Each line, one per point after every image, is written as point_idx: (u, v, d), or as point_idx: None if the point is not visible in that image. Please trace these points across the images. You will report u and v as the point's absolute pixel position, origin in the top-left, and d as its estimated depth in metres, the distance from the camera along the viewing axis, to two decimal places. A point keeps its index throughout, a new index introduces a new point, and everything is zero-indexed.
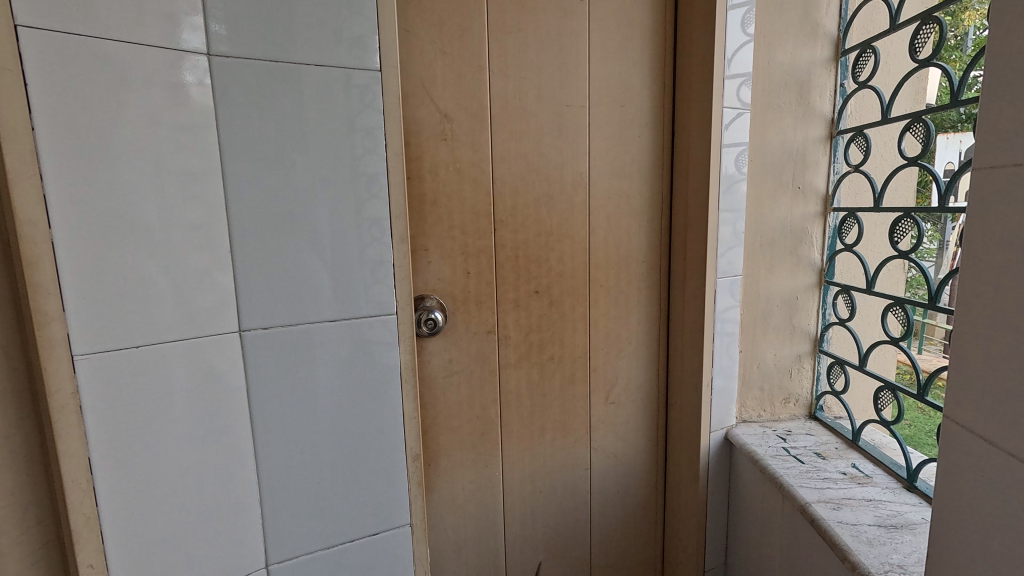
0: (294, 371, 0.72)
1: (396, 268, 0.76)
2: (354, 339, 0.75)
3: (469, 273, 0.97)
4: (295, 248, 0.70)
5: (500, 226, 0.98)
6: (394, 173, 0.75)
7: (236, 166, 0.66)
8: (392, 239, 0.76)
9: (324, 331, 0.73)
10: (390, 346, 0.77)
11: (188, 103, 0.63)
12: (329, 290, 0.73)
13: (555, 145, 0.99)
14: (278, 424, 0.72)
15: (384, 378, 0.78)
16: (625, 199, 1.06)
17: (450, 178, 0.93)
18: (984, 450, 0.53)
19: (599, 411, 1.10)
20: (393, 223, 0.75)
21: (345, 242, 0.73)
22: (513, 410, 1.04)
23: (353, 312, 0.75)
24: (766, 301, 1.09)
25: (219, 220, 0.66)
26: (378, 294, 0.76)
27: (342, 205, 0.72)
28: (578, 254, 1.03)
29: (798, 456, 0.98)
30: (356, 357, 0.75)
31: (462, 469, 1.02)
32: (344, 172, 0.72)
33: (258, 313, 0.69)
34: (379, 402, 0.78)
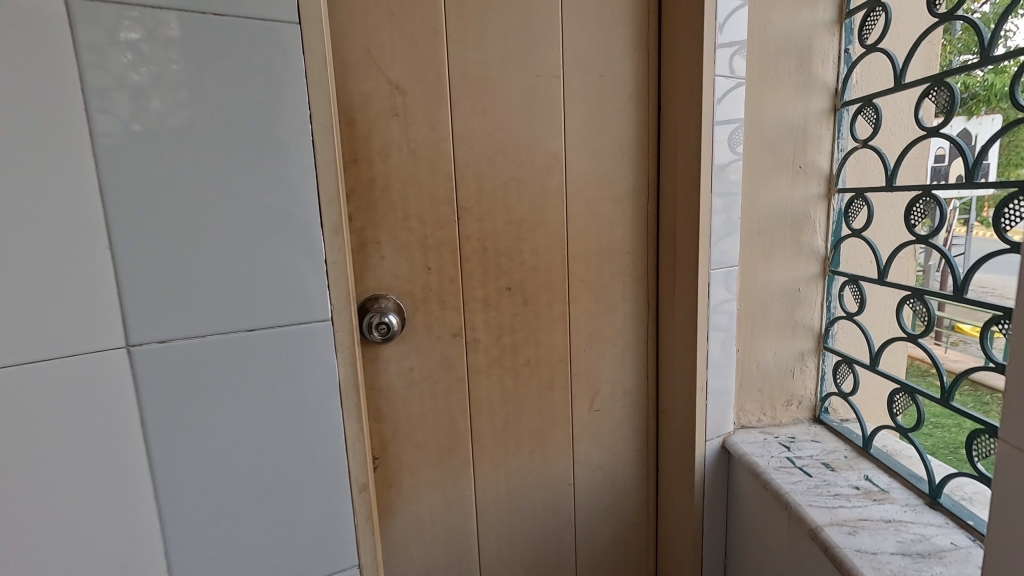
0: (203, 392, 0.60)
1: (330, 265, 0.64)
2: (278, 352, 0.63)
3: (430, 268, 0.85)
4: (196, 244, 0.57)
5: (464, 214, 0.85)
6: (325, 150, 0.62)
7: (113, 144, 0.54)
8: (323, 230, 0.63)
9: (238, 342, 0.61)
10: (327, 359, 0.65)
11: (45, 66, 0.50)
12: (244, 295, 0.60)
13: (526, 121, 0.87)
14: (184, 454, 0.60)
15: (320, 398, 0.65)
16: (607, 182, 0.93)
17: (404, 161, 0.81)
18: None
19: (581, 421, 0.98)
20: (324, 212, 0.63)
21: (263, 234, 0.60)
22: (483, 423, 0.92)
23: (278, 318, 0.62)
24: (764, 294, 0.99)
25: (95, 211, 0.54)
26: (306, 297, 0.63)
27: (257, 190, 0.59)
28: (555, 247, 0.91)
29: (804, 467, 0.87)
30: (291, 374, 0.63)
31: (427, 490, 0.91)
32: (258, 151, 0.59)
33: (153, 323, 0.57)
34: (314, 425, 0.66)
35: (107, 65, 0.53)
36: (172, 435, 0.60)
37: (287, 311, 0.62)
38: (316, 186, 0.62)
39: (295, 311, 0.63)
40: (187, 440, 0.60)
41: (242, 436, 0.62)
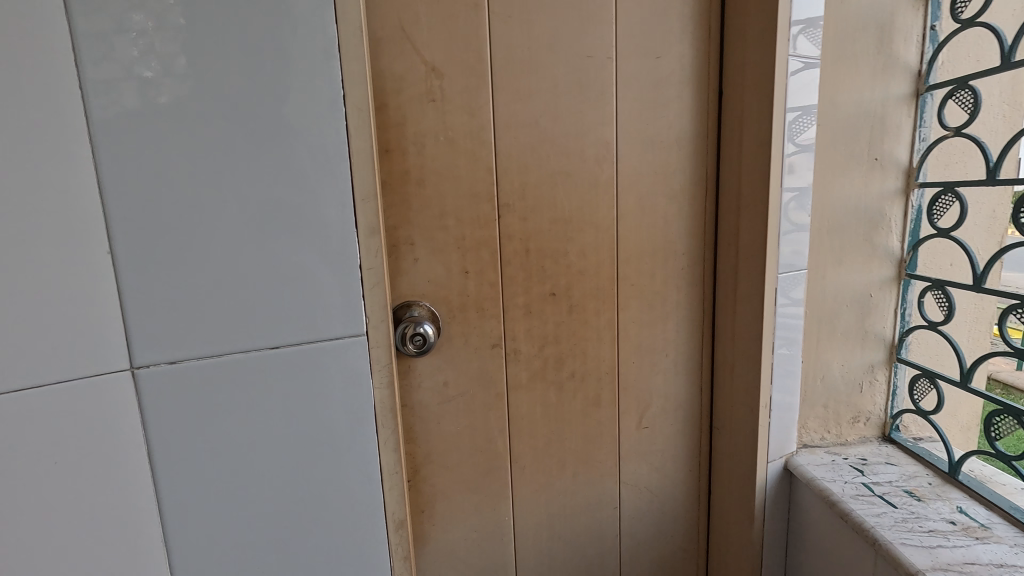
0: (218, 419, 0.53)
1: (364, 271, 0.55)
2: (303, 372, 0.55)
3: (468, 272, 0.76)
4: (210, 251, 0.50)
5: (506, 212, 0.77)
6: (359, 138, 0.53)
7: (111, 137, 0.46)
8: (357, 232, 0.54)
9: (257, 362, 0.53)
10: (360, 379, 0.57)
11: (35, 49, 0.44)
12: (265, 307, 0.52)
13: (575, 107, 0.78)
14: (197, 488, 0.53)
15: (352, 424, 0.57)
16: (661, 176, 0.84)
17: (441, 152, 0.72)
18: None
19: (629, 439, 0.90)
20: (358, 210, 0.54)
21: (287, 237, 0.52)
22: (523, 442, 0.84)
23: (304, 334, 0.54)
24: (832, 301, 0.89)
25: (94, 216, 0.47)
26: (336, 309, 0.55)
27: (278, 187, 0.51)
28: (604, 248, 0.83)
29: (885, 497, 0.78)
30: (318, 398, 0.55)
31: (463, 516, 0.83)
32: (282, 141, 0.50)
33: (161, 340, 0.50)
34: (346, 455, 0.57)
35: (104, 45, 0.45)
36: (184, 466, 0.52)
37: (314, 325, 0.54)
38: (349, 180, 0.53)
39: (324, 325, 0.54)
40: (201, 472, 0.53)
41: (263, 467, 0.55)
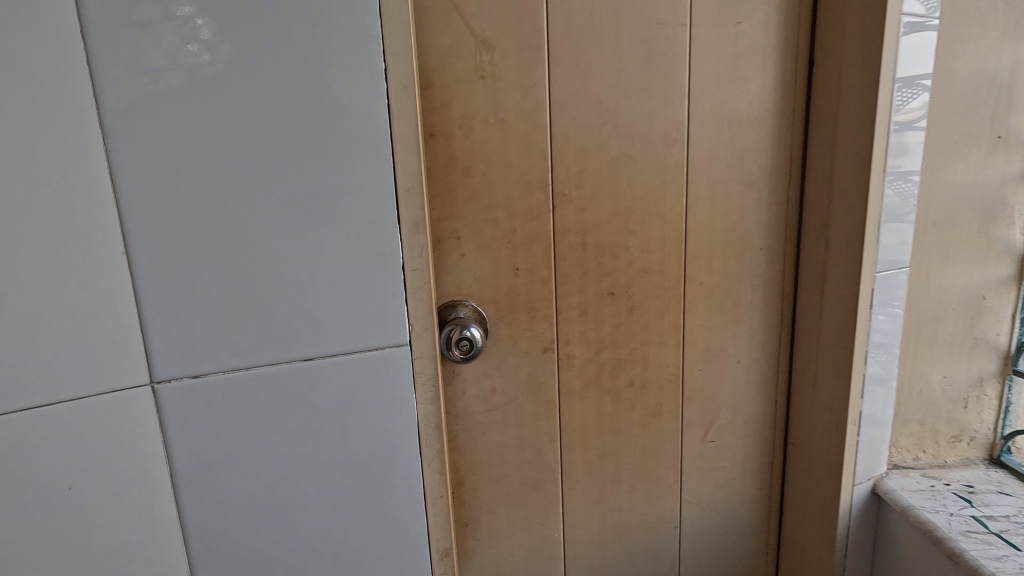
0: (246, 439, 0.48)
1: (407, 273, 0.48)
2: (338, 387, 0.49)
3: (518, 269, 0.69)
4: (235, 250, 0.44)
5: (561, 202, 0.69)
6: (401, 118, 0.46)
7: (126, 123, 0.41)
8: (399, 228, 0.48)
9: (286, 376, 0.47)
10: (402, 393, 0.50)
11: (44, 20, 0.39)
12: (295, 314, 0.47)
13: (642, 83, 0.68)
14: (226, 512, 0.48)
15: (393, 444, 0.51)
16: (738, 160, 0.74)
17: (490, 136, 0.65)
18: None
19: (692, 453, 0.81)
20: (399, 202, 0.47)
21: (318, 235, 0.46)
22: (576, 454, 0.77)
23: (338, 344, 0.48)
24: (936, 303, 0.77)
25: (107, 213, 0.42)
26: (375, 317, 0.48)
27: (312, 177, 0.45)
28: (670, 242, 0.74)
29: (1004, 535, 0.69)
30: (353, 416, 0.49)
31: (508, 530, 0.77)
32: (317, 125, 0.44)
33: (184, 350, 0.45)
34: (387, 478, 0.51)
35: (118, 14, 0.40)
36: (210, 489, 0.48)
37: (350, 334, 0.48)
38: (390, 167, 0.47)
39: (361, 335, 0.48)
40: (229, 495, 0.48)
41: (294, 491, 0.49)
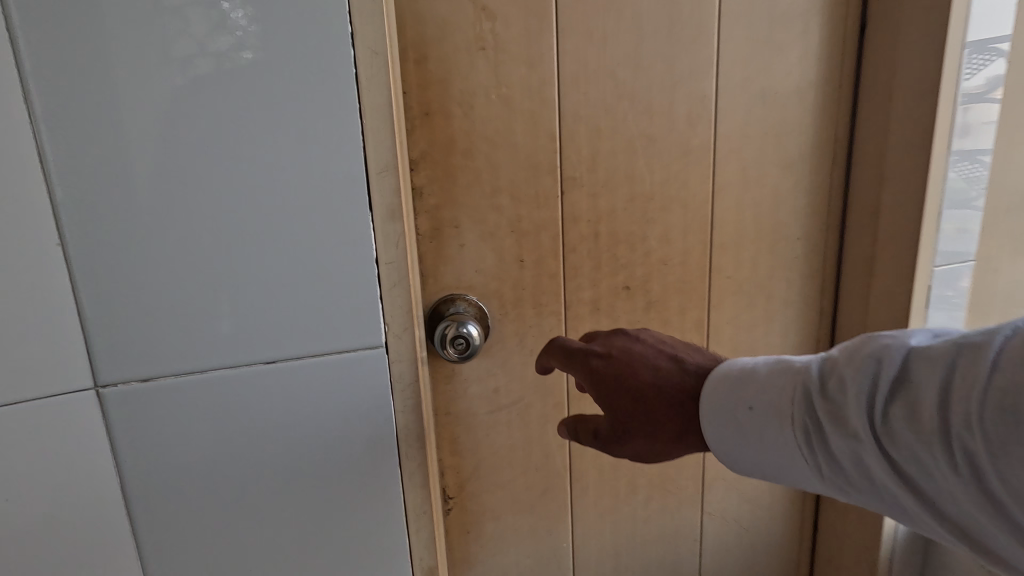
0: (208, 439, 0.48)
1: (381, 267, 0.48)
2: (301, 389, 0.49)
3: (524, 261, 0.63)
4: (183, 251, 0.44)
5: (572, 187, 0.62)
6: (374, 111, 0.45)
7: (61, 120, 0.41)
8: (371, 226, 0.47)
9: (246, 378, 0.48)
10: (379, 391, 0.50)
11: None
12: (250, 311, 0.46)
13: (664, 52, 0.61)
14: (196, 506, 0.49)
15: (370, 442, 0.51)
16: (774, 140, 0.66)
17: (493, 114, 0.59)
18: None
19: (715, 463, 0.74)
20: (372, 197, 0.46)
21: (269, 232, 0.45)
22: (586, 461, 0.71)
23: (298, 340, 0.48)
24: (1004, 303, 0.69)
25: (48, 211, 0.42)
26: (341, 317, 0.48)
27: (261, 178, 0.44)
28: (693, 233, 0.66)
29: None
30: (314, 412, 0.49)
31: (514, 538, 0.72)
32: (263, 125, 0.43)
33: (138, 346, 0.45)
34: (364, 473, 0.51)
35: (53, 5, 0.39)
36: (178, 485, 0.48)
37: (315, 336, 0.48)
38: (361, 163, 0.45)
39: (327, 338, 0.48)
40: (195, 488, 0.49)
41: (259, 483, 0.50)
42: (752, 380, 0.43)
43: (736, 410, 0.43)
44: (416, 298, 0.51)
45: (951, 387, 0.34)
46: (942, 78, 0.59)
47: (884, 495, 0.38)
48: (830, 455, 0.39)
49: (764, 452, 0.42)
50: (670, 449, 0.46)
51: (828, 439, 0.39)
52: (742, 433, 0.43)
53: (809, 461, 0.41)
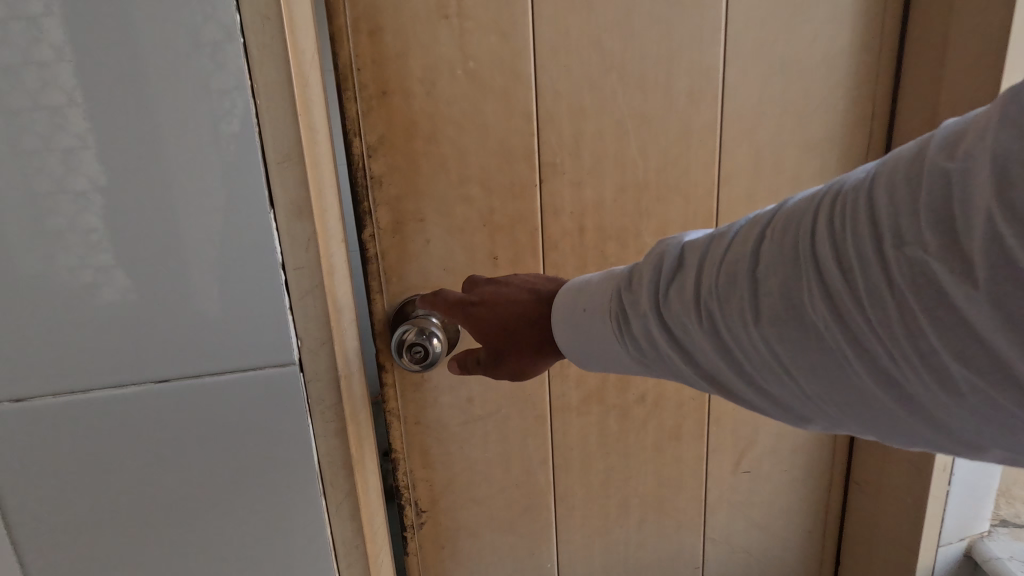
0: (98, 470, 0.42)
1: (289, 274, 0.41)
2: (203, 413, 0.43)
3: (498, 260, 0.57)
4: (49, 253, 0.38)
5: (551, 177, 0.55)
6: (271, 89, 0.38)
7: None
8: (275, 226, 0.40)
9: (138, 402, 0.42)
10: (294, 415, 0.44)
11: None
12: (140, 325, 0.40)
13: (663, 17, 0.52)
14: (90, 545, 0.44)
15: (287, 472, 0.45)
16: (794, 118, 0.56)
17: (459, 93, 0.52)
18: (958, 265, 0.23)
19: (719, 485, 0.66)
20: (274, 192, 0.40)
21: (155, 233, 0.39)
22: (571, 479, 0.65)
23: (199, 358, 0.42)
24: None
25: None
26: (244, 332, 0.42)
27: (142, 169, 0.38)
28: (695, 228, 0.58)
29: None
30: (221, 439, 0.43)
31: (493, 556, 0.67)
32: (140, 107, 0.37)
33: (9, 363, 0.39)
34: (282, 507, 0.46)
35: None
36: (63, 524, 0.43)
37: (214, 354, 0.42)
38: (259, 150, 0.39)
39: (229, 355, 0.42)
40: (88, 521, 0.43)
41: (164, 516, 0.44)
42: (588, 288, 0.41)
43: (570, 300, 0.41)
44: (338, 307, 0.45)
45: (711, 255, 0.33)
46: (1007, 42, 0.48)
47: (661, 367, 0.37)
48: (619, 332, 0.38)
49: (569, 336, 0.41)
50: (535, 361, 0.44)
51: (632, 325, 0.37)
52: (579, 329, 0.41)
53: (628, 349, 0.38)
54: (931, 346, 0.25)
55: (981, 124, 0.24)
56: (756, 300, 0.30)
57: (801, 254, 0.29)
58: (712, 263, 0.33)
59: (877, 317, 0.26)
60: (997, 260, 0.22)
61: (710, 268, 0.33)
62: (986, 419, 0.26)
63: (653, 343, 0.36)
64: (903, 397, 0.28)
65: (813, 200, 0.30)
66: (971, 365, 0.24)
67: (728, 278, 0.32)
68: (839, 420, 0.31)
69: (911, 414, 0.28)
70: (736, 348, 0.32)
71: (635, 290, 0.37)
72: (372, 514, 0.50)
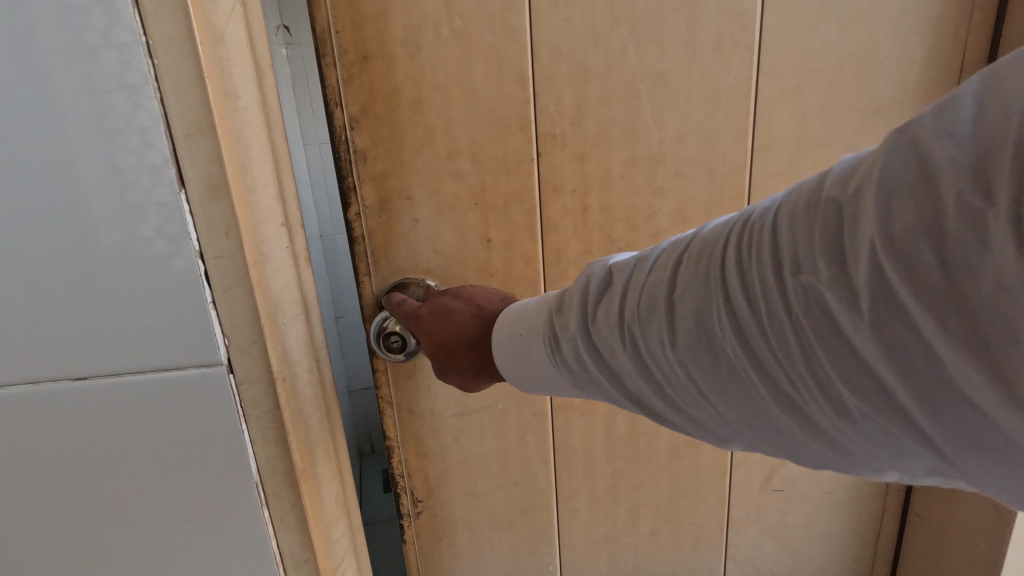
0: (16, 470, 0.39)
1: (208, 262, 0.37)
2: (131, 416, 0.40)
3: (492, 241, 0.51)
4: None
5: (550, 150, 0.48)
6: (169, 46, 0.33)
7: None
8: (188, 209, 0.36)
9: (60, 403, 0.38)
10: (227, 415, 0.41)
11: None
12: (43, 318, 0.37)
13: None
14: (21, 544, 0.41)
15: (224, 470, 0.42)
16: (853, 77, 0.46)
17: (444, 55, 0.46)
18: (846, 295, 0.24)
19: (744, 501, 0.59)
20: (184, 168, 0.35)
21: (45, 218, 0.35)
22: (574, 482, 0.60)
23: (113, 354, 0.38)
24: None
25: None
26: (158, 326, 0.38)
27: (28, 145, 0.33)
28: (721, 210, 0.49)
29: None
30: (146, 439, 0.40)
31: (491, 551, 0.64)
32: (15, 72, 0.32)
33: None
34: (226, 507, 0.43)
35: None
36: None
37: (134, 354, 0.38)
38: (162, 120, 0.34)
39: (152, 356, 0.38)
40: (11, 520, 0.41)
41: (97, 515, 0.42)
42: (523, 312, 0.41)
43: (507, 333, 0.41)
44: (274, 303, 0.41)
45: (634, 280, 0.34)
46: None
47: (590, 387, 0.38)
48: (551, 353, 0.38)
49: (509, 359, 0.42)
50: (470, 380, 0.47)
51: (563, 349, 0.37)
52: (516, 352, 0.41)
53: (560, 370, 0.38)
54: (825, 371, 0.26)
55: (872, 159, 0.24)
56: (673, 325, 0.31)
57: (711, 280, 0.29)
58: (634, 291, 0.33)
59: (778, 344, 0.27)
60: (879, 291, 0.23)
61: (632, 295, 0.33)
62: (872, 434, 0.27)
63: (584, 365, 0.36)
64: (804, 420, 0.29)
65: (718, 232, 0.31)
66: (859, 389, 0.26)
67: (648, 304, 0.32)
68: (753, 441, 0.32)
69: (807, 434, 0.29)
70: (658, 370, 0.33)
71: (563, 314, 0.37)
72: (324, 521, 0.48)
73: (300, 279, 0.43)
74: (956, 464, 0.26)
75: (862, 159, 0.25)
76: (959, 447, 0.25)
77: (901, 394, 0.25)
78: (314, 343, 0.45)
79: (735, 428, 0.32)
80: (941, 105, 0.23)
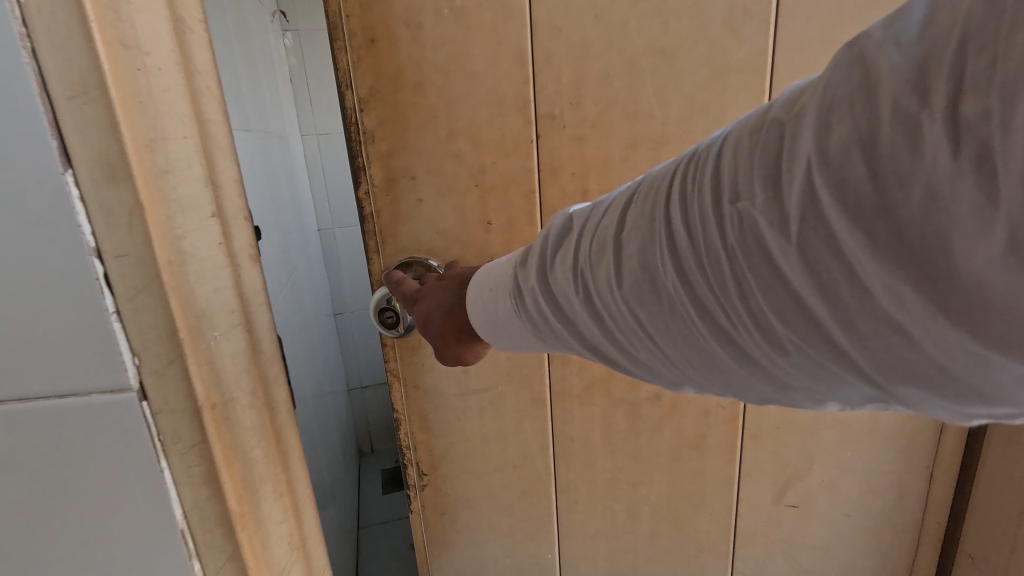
0: None
1: (108, 262, 0.31)
2: (10, 457, 0.33)
3: (491, 224, 0.51)
4: None
5: (552, 130, 0.47)
6: None
7: None
8: (78, 195, 0.29)
9: None
10: (134, 448, 0.34)
11: None
12: None
13: None
14: None
15: (137, 504, 0.36)
16: None
17: (445, 35, 0.45)
18: (777, 219, 0.23)
19: (754, 513, 0.57)
20: (67, 141, 0.29)
21: None
22: (573, 473, 0.59)
23: None
24: None
25: None
26: (40, 338, 0.31)
27: None
28: None
29: None
30: (33, 470, 0.33)
31: (492, 532, 0.64)
32: None
33: None
34: (140, 555, 0.37)
35: None
36: None
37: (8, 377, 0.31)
38: (36, 79, 0.28)
39: (34, 382, 0.32)
40: None
41: None
42: (497, 266, 0.42)
43: (479, 287, 0.42)
44: (198, 314, 0.34)
45: (590, 224, 0.33)
46: None
47: (549, 337, 0.38)
48: (514, 305, 0.38)
49: (481, 317, 0.43)
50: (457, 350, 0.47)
51: (524, 298, 0.37)
52: (487, 305, 0.41)
53: (522, 320, 0.38)
54: (758, 304, 0.26)
55: (818, 81, 0.23)
56: (619, 266, 0.30)
57: (656, 218, 0.28)
58: (588, 234, 0.33)
59: (714, 279, 0.26)
60: (809, 212, 0.22)
61: (586, 240, 0.33)
62: (805, 367, 0.27)
63: (543, 314, 0.36)
64: (743, 359, 0.28)
65: (669, 170, 0.30)
66: (789, 320, 0.25)
67: (599, 247, 0.31)
68: (699, 382, 0.32)
69: (749, 372, 0.29)
70: (606, 314, 0.32)
71: (527, 267, 0.37)
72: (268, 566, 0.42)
73: (238, 283, 0.38)
74: (891, 392, 0.26)
75: (809, 83, 0.24)
76: (891, 377, 0.24)
77: (834, 329, 0.24)
78: (257, 356, 0.40)
79: (680, 368, 0.32)
80: (893, 17, 0.21)
